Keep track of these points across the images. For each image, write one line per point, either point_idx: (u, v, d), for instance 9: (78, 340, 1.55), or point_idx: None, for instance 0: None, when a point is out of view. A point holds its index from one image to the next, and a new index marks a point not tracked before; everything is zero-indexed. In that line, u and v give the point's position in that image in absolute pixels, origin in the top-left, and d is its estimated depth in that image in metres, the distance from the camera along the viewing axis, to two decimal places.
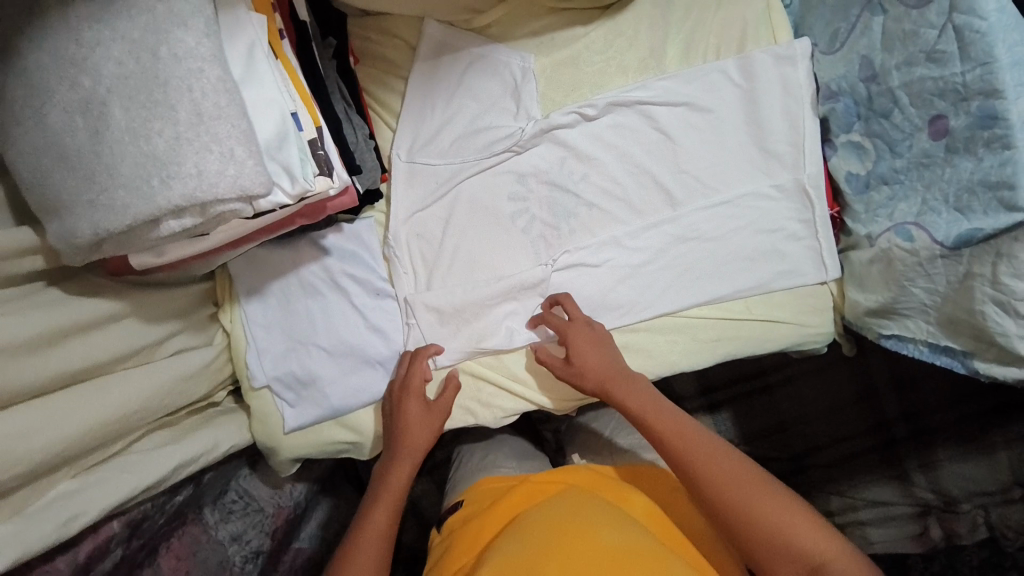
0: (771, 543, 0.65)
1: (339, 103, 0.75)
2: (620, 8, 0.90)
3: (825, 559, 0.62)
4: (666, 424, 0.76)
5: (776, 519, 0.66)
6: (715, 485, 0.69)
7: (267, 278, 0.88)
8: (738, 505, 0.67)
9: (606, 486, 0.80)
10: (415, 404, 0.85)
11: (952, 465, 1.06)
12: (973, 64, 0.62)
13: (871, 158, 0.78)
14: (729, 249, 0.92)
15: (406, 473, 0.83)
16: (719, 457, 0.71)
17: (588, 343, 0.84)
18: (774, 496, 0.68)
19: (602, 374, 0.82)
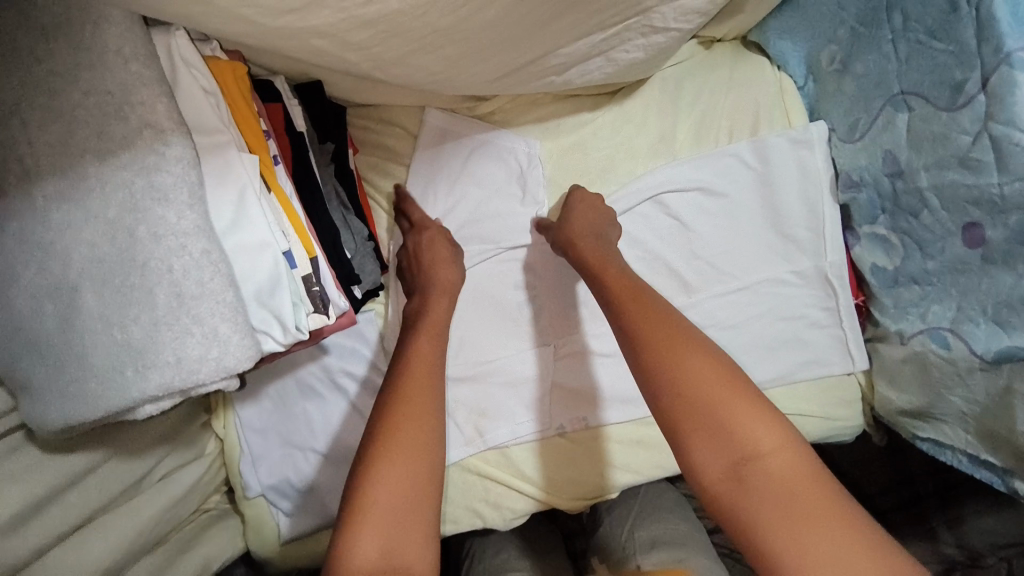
0: (698, 418, 0.57)
1: (336, 210, 0.72)
2: (627, 93, 0.87)
3: (759, 453, 0.55)
4: (622, 289, 0.71)
5: (709, 400, 0.57)
6: (654, 351, 0.62)
7: (262, 380, 0.84)
8: (671, 375, 0.60)
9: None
10: (442, 243, 0.82)
11: (977, 521, 0.89)
12: (1012, 176, 0.59)
13: (898, 255, 0.73)
14: (748, 338, 0.87)
15: (443, 309, 0.76)
16: (670, 326, 0.64)
17: (580, 211, 0.81)
18: (724, 378, 0.59)
19: (571, 234, 0.79)
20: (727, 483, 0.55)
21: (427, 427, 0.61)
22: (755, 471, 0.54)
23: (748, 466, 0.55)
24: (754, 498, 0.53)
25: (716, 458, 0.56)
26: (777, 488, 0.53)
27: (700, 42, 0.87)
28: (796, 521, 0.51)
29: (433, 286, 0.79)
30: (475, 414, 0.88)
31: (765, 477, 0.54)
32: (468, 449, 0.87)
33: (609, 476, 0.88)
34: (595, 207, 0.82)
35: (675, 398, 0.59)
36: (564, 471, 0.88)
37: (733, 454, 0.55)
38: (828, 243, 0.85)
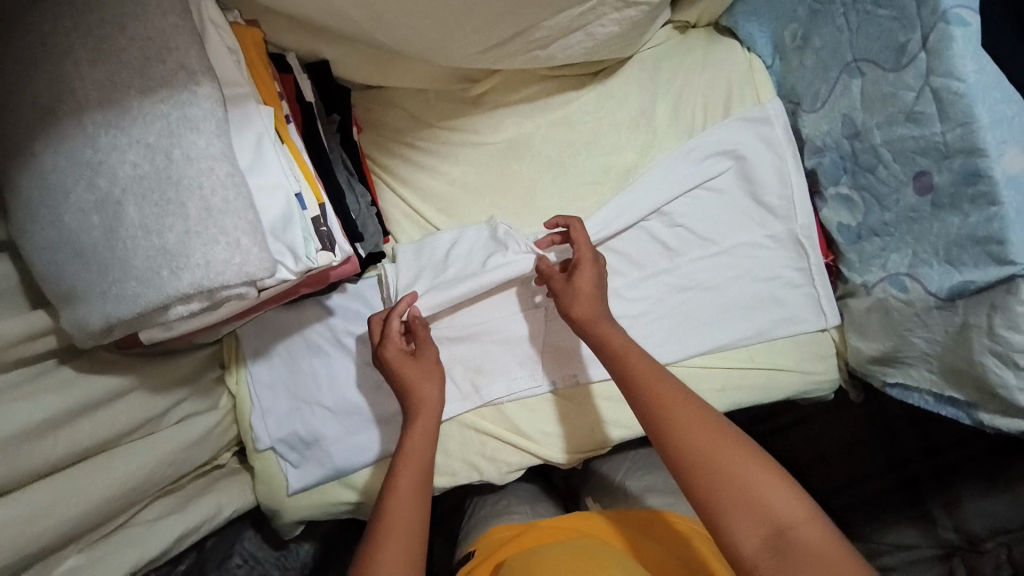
0: (729, 494, 0.61)
1: (343, 174, 0.79)
2: (609, 74, 0.95)
3: (792, 525, 0.58)
4: (644, 370, 0.72)
5: (738, 477, 0.61)
6: (681, 435, 0.65)
7: (272, 339, 0.90)
8: (705, 461, 0.63)
9: (618, 538, 0.79)
10: (408, 363, 0.79)
11: (975, 503, 1.05)
12: (953, 124, 0.63)
13: (859, 211, 0.79)
14: (726, 298, 0.93)
15: (423, 439, 0.76)
16: (692, 408, 0.67)
17: (581, 276, 0.80)
18: (750, 458, 0.63)
19: (587, 312, 0.78)
20: (768, 559, 0.57)
21: (411, 516, 0.68)
22: (791, 545, 0.57)
23: (784, 537, 0.58)
24: (797, 571, 0.55)
25: (752, 532, 0.59)
26: (812, 556, 0.56)
27: (674, 27, 0.96)
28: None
29: (414, 405, 0.77)
30: (472, 371, 0.93)
31: (803, 550, 0.56)
32: (466, 405, 0.93)
33: (598, 430, 0.93)
34: (592, 273, 0.81)
35: (709, 481, 0.62)
36: (557, 425, 0.93)
37: (770, 528, 0.58)
38: (799, 208, 0.91)
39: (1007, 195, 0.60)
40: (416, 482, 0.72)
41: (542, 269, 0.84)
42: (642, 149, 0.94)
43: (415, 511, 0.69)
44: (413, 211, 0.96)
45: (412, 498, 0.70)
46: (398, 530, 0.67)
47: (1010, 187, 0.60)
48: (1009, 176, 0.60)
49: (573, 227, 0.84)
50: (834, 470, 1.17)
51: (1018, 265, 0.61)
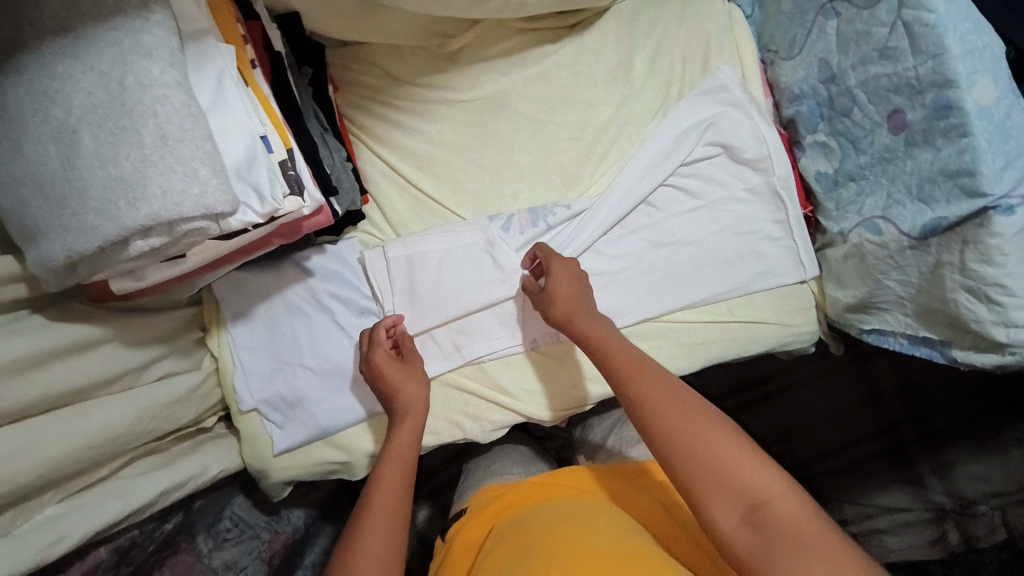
0: (706, 474, 0.61)
1: (316, 128, 0.78)
2: (587, 26, 0.94)
3: (768, 499, 0.58)
4: (621, 358, 0.73)
5: (713, 457, 0.61)
6: (656, 420, 0.66)
7: (253, 300, 0.91)
8: (681, 444, 0.63)
9: (607, 493, 0.79)
10: (390, 365, 0.83)
11: (964, 467, 1.13)
12: (924, 56, 0.62)
13: (836, 157, 0.78)
14: (705, 252, 0.94)
15: (407, 434, 0.79)
16: (669, 393, 0.67)
17: (557, 280, 0.83)
18: (724, 436, 0.63)
19: (565, 309, 0.81)
20: (744, 535, 0.58)
21: (397, 507, 0.72)
22: (769, 521, 0.57)
23: (760, 512, 0.58)
24: (772, 546, 0.56)
25: (730, 509, 0.59)
26: (789, 531, 0.56)
27: None
28: (808, 560, 0.54)
29: (403, 406, 0.81)
30: (454, 332, 0.95)
31: (777, 524, 0.57)
32: (447, 364, 0.94)
33: (580, 386, 0.95)
34: (569, 274, 0.84)
35: (684, 462, 0.62)
36: (538, 381, 0.95)
37: (745, 505, 0.59)
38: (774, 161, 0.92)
39: (979, 126, 0.59)
40: (401, 476, 0.75)
41: (529, 289, 0.88)
42: (618, 102, 0.94)
43: (398, 499, 0.73)
44: (392, 171, 0.96)
45: (395, 489, 0.73)
46: (387, 518, 0.70)
47: (981, 118, 0.59)
48: (980, 107, 0.59)
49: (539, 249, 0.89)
50: (822, 434, 1.20)
51: (990, 196, 0.59)
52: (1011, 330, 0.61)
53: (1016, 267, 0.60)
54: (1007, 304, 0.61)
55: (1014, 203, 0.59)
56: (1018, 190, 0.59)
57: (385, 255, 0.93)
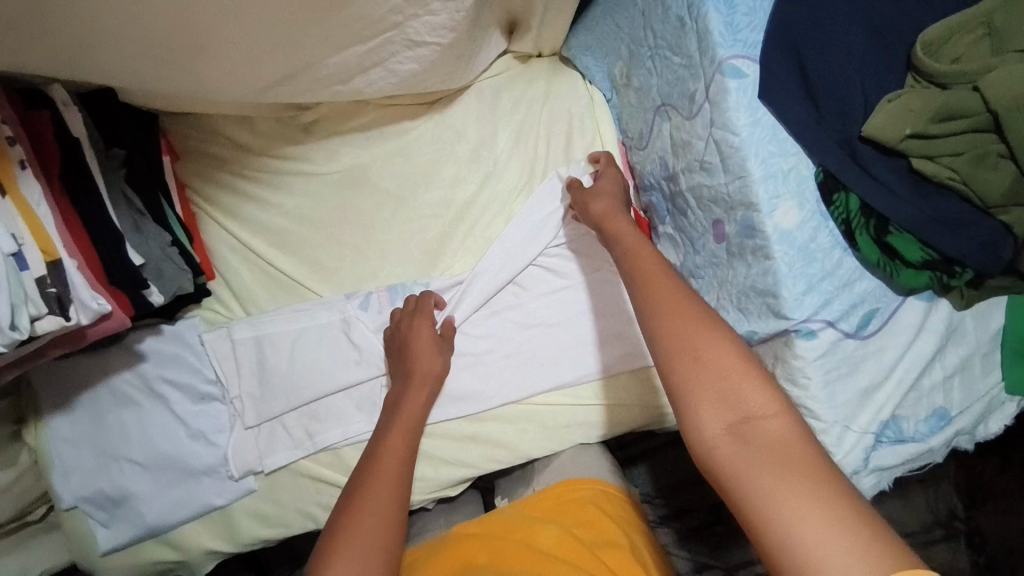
0: (699, 372, 0.50)
1: (126, 215, 0.72)
2: (447, 102, 0.91)
3: (761, 417, 0.47)
4: (637, 244, 0.64)
5: (721, 363, 0.50)
6: (661, 313, 0.54)
7: (75, 389, 0.84)
8: (682, 339, 0.51)
9: (520, 528, 0.72)
10: (428, 328, 0.83)
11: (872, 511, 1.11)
12: (732, 176, 0.60)
13: (678, 251, 0.79)
14: (569, 334, 0.91)
15: (421, 401, 0.81)
16: (678, 284, 0.56)
17: (606, 183, 0.77)
18: (736, 346, 0.51)
19: (605, 210, 0.72)
20: (727, 446, 0.46)
21: (395, 495, 0.70)
22: (756, 436, 0.46)
23: (750, 423, 0.47)
24: (756, 458, 0.45)
25: (716, 416, 0.48)
26: (777, 449, 0.45)
27: (515, 56, 0.93)
28: (796, 487, 0.43)
29: (416, 371, 0.82)
30: (305, 417, 0.88)
31: (766, 445, 0.46)
32: (297, 453, 0.87)
33: (443, 470, 0.90)
34: (615, 180, 0.78)
35: (682, 360, 0.51)
36: None
37: (735, 415, 0.48)
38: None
39: (778, 250, 0.58)
40: (406, 449, 0.76)
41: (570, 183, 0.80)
42: (481, 178, 0.91)
43: (400, 480, 0.72)
44: (243, 247, 0.90)
45: (397, 469, 0.73)
46: (379, 512, 0.67)
47: (780, 242, 0.58)
48: (780, 230, 0.58)
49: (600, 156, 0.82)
50: None
51: (791, 320, 0.59)
52: None
53: (818, 392, 0.59)
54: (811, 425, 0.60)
55: (814, 328, 0.59)
56: (819, 313, 0.59)
57: (231, 337, 0.87)
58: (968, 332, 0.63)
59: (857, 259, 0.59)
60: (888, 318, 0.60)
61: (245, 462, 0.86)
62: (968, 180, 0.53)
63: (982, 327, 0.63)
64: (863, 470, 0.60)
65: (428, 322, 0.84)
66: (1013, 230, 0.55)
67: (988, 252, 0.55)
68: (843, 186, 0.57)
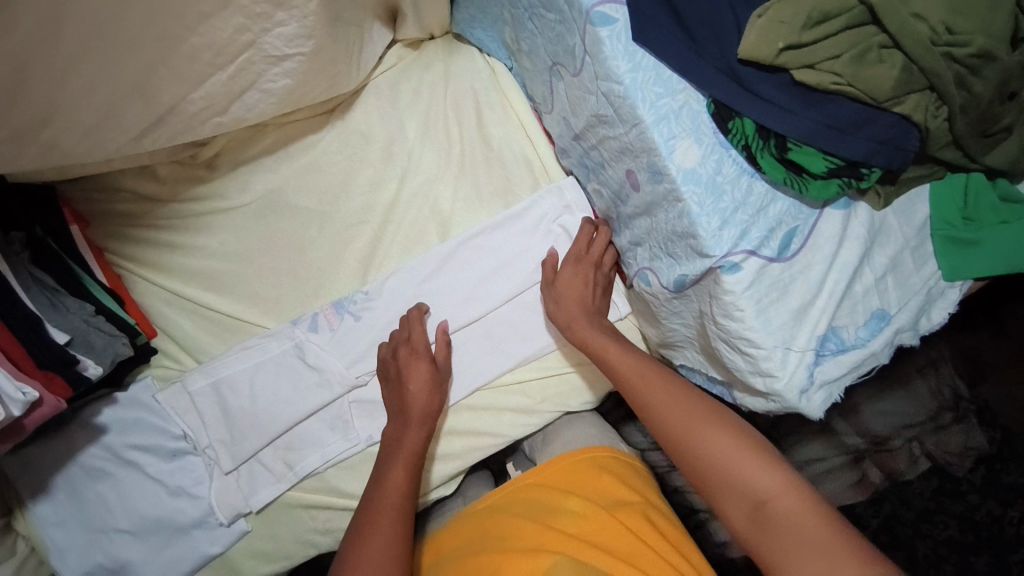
0: (708, 472, 0.63)
1: (39, 295, 0.70)
2: (347, 107, 0.89)
3: (771, 499, 0.59)
4: (616, 355, 0.74)
5: (721, 456, 0.63)
6: (658, 418, 0.68)
7: (46, 473, 0.83)
8: (685, 444, 0.65)
9: (543, 491, 0.78)
10: (418, 366, 0.82)
11: (874, 407, 1.12)
12: (629, 124, 0.59)
13: (609, 204, 0.79)
14: (523, 308, 0.90)
15: (419, 438, 0.79)
16: (666, 385, 0.69)
17: (566, 280, 0.81)
18: (730, 439, 0.63)
19: (568, 313, 0.80)
20: (753, 532, 0.59)
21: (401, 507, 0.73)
22: (772, 519, 0.59)
23: (764, 510, 0.59)
24: (776, 543, 0.58)
25: (736, 509, 0.61)
26: (792, 528, 0.57)
27: (405, 44, 0.91)
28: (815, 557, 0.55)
29: (410, 408, 0.80)
30: (281, 449, 0.87)
31: (782, 521, 0.58)
32: (281, 486, 0.87)
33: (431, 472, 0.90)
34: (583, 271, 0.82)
35: (691, 460, 0.64)
36: None
37: (750, 504, 0.60)
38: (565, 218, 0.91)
39: (687, 190, 0.57)
40: (407, 483, 0.75)
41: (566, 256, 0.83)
42: (400, 175, 0.89)
43: (404, 501, 0.74)
44: (177, 296, 0.88)
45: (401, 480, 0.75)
46: (388, 517, 0.72)
47: (687, 182, 0.57)
48: (684, 169, 0.57)
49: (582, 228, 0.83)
50: None
51: (714, 257, 0.58)
52: (764, 378, 0.60)
53: (753, 321, 0.59)
54: (753, 354, 0.59)
55: (737, 260, 0.58)
56: (739, 245, 0.58)
57: (187, 390, 0.85)
58: (892, 230, 0.63)
59: (765, 182, 0.59)
60: (808, 235, 0.60)
61: (231, 506, 0.86)
62: (854, 80, 0.52)
63: (907, 221, 0.63)
64: (811, 387, 0.60)
65: (421, 361, 0.82)
66: (913, 120, 0.54)
67: (891, 148, 0.54)
68: (736, 113, 0.56)
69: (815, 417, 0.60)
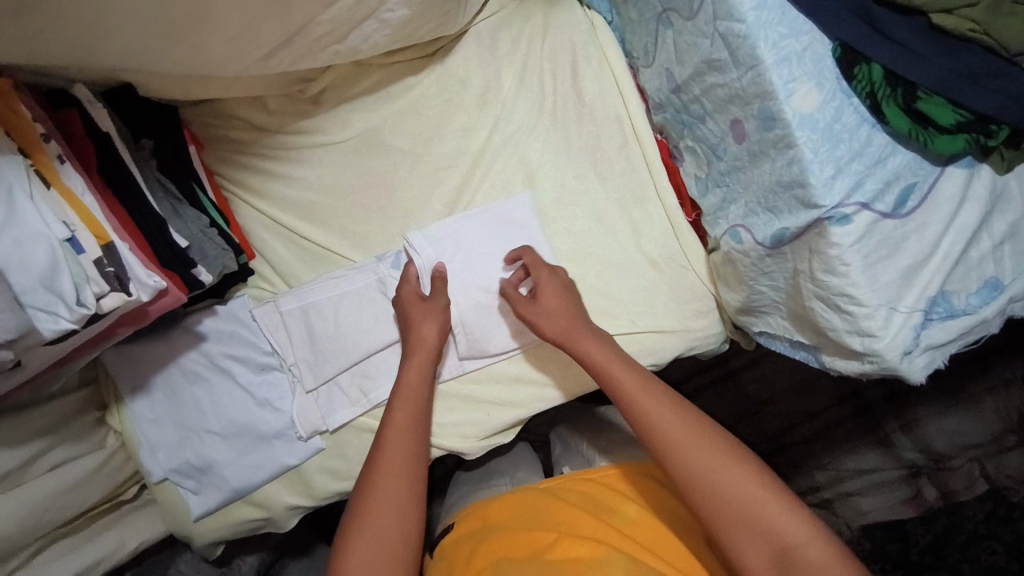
0: (729, 513, 0.63)
1: (164, 201, 0.77)
2: (446, 52, 0.91)
3: (795, 544, 0.60)
4: (627, 379, 0.74)
5: (745, 498, 0.63)
6: (672, 453, 0.67)
7: (147, 373, 0.90)
8: (705, 483, 0.64)
9: (604, 491, 0.79)
10: (414, 306, 0.85)
11: (937, 423, 1.11)
12: (744, 68, 0.59)
13: (702, 162, 0.78)
14: (600, 264, 0.91)
15: (417, 376, 0.82)
16: (680, 421, 0.69)
17: (546, 292, 0.82)
18: (751, 479, 0.64)
19: (562, 329, 0.80)
20: None
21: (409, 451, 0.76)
22: (797, 566, 0.59)
23: (789, 556, 0.60)
24: None
25: (758, 553, 0.61)
26: None
27: None
28: None
29: (410, 344, 0.84)
30: (358, 376, 0.92)
31: (807, 569, 0.59)
32: (356, 410, 0.92)
33: (496, 414, 0.92)
34: (556, 286, 0.83)
35: (711, 501, 0.64)
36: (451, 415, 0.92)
37: (774, 548, 0.61)
38: (652, 178, 0.90)
39: (801, 136, 0.57)
40: (410, 423, 0.78)
41: (508, 292, 0.85)
42: (492, 123, 0.91)
43: (415, 446, 0.77)
44: (275, 223, 0.93)
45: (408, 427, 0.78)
46: (394, 459, 0.74)
47: (802, 127, 0.57)
48: (800, 115, 0.57)
49: (524, 254, 0.86)
50: (789, 406, 1.18)
51: (823, 208, 0.58)
52: (863, 338, 0.60)
53: (858, 277, 0.58)
54: (855, 312, 0.60)
55: (848, 212, 0.57)
56: (851, 197, 0.57)
57: (278, 309, 0.91)
58: (1014, 196, 0.61)
59: (886, 134, 0.58)
60: (927, 192, 0.59)
61: (311, 423, 0.91)
62: (991, 30, 0.51)
63: None
64: (915, 350, 0.60)
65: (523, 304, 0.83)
66: None
67: None
68: (863, 58, 0.55)
69: (917, 380, 0.60)
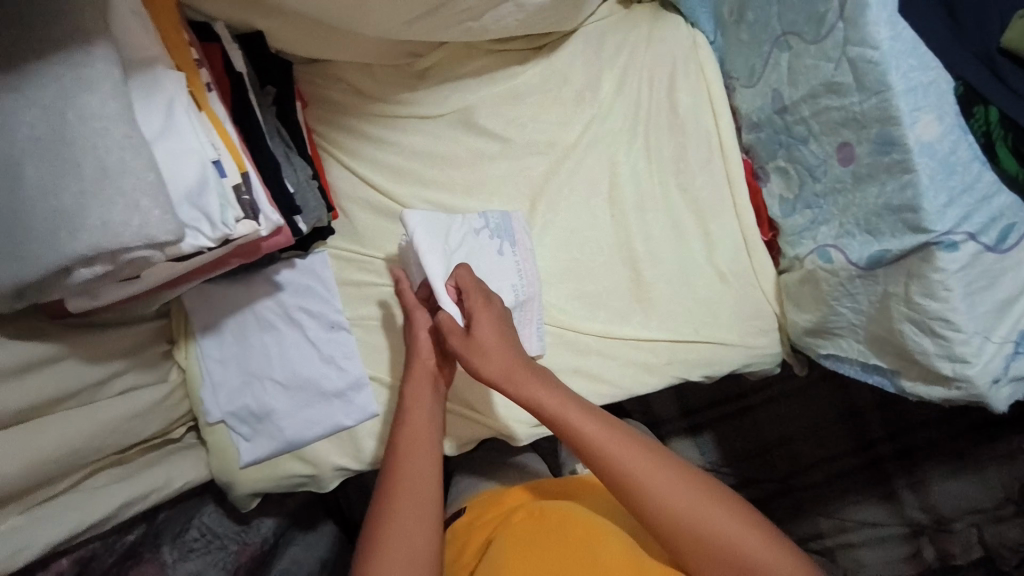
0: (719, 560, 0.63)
1: (279, 147, 0.79)
2: (553, 49, 0.95)
3: None
4: (593, 429, 0.69)
5: (732, 539, 0.63)
6: (660, 499, 0.65)
7: (220, 313, 0.91)
8: (693, 529, 0.64)
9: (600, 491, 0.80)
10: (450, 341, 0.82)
11: (941, 486, 1.12)
12: (868, 93, 0.63)
13: (792, 183, 0.79)
14: (674, 269, 0.93)
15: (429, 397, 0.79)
16: (661, 469, 0.67)
17: (480, 322, 0.75)
18: (740, 520, 0.64)
19: (504, 367, 0.73)
20: None
21: (424, 474, 0.72)
22: None
23: None
24: None
25: None
26: None
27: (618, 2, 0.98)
28: None
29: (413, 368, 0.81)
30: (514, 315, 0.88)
31: None
32: None
33: None
34: (491, 317, 0.76)
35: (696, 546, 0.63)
36: None
37: None
38: (733, 196, 0.93)
39: (920, 162, 0.61)
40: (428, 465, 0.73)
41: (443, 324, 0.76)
42: (586, 121, 0.95)
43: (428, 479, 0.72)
44: (365, 181, 0.95)
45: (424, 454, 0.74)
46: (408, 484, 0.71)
47: (921, 154, 0.61)
48: (921, 142, 0.61)
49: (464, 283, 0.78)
50: (804, 446, 1.18)
51: (934, 232, 0.61)
52: (956, 363, 0.64)
53: (958, 303, 0.62)
54: (952, 336, 0.63)
55: (957, 239, 0.61)
56: (962, 226, 0.61)
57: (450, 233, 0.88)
58: None
59: (995, 174, 0.62)
60: None
61: None
62: None
63: None
64: (1003, 378, 0.64)
65: (459, 340, 0.75)
66: None
67: None
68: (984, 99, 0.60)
69: (1000, 408, 0.65)
